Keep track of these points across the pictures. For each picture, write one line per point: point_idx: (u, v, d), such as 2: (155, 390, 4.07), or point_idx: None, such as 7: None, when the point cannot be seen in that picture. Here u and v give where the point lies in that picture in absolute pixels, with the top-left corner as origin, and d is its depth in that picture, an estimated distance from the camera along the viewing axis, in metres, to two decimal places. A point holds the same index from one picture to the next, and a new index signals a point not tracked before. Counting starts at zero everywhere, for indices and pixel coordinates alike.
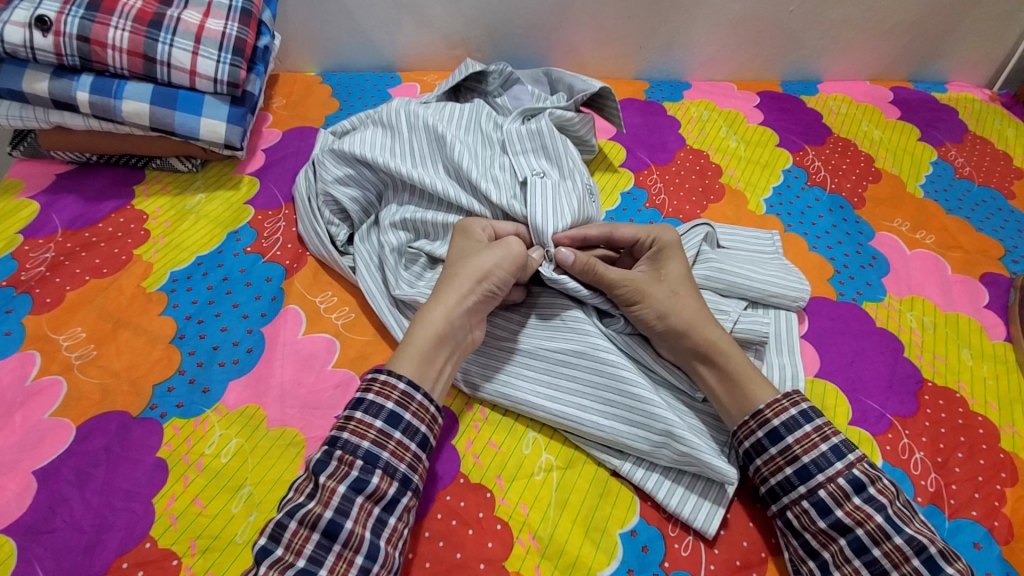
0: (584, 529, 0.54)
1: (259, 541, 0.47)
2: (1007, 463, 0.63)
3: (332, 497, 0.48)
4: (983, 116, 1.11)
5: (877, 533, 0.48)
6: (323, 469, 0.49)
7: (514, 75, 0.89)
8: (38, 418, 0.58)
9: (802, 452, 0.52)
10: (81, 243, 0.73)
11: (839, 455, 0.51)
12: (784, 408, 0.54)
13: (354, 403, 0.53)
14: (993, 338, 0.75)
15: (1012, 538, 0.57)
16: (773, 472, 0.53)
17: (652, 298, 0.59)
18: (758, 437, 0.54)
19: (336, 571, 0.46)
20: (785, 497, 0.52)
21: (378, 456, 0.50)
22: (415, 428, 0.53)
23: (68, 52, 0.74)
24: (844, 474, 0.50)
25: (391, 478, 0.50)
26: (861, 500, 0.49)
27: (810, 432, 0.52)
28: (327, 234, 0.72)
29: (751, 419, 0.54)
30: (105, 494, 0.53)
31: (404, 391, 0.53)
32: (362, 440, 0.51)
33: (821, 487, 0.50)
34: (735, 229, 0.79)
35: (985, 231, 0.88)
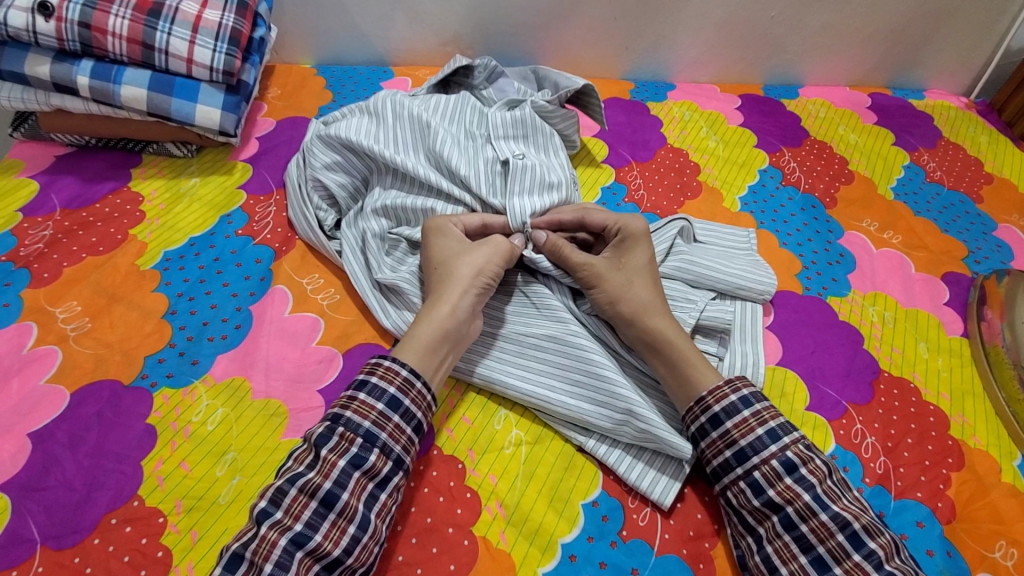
0: (549, 499, 0.57)
1: (259, 503, 0.50)
2: (954, 449, 0.66)
3: (333, 469, 0.51)
4: (958, 123, 1.15)
5: (805, 510, 0.51)
6: (325, 443, 0.53)
7: (498, 69, 0.92)
8: (33, 384, 0.61)
9: (739, 436, 0.55)
10: (79, 222, 0.76)
11: (774, 439, 0.54)
12: (725, 395, 0.57)
13: (357, 386, 0.56)
14: (950, 333, 0.78)
15: (953, 518, 0.61)
16: (714, 454, 0.57)
17: (608, 284, 0.64)
18: (700, 422, 0.58)
19: (329, 537, 0.49)
20: (725, 477, 0.56)
21: (377, 437, 0.54)
22: (412, 414, 0.56)
23: (69, 37, 0.77)
24: (778, 456, 0.54)
25: (387, 458, 0.54)
26: (791, 480, 0.53)
27: (748, 417, 0.56)
28: (315, 219, 0.75)
29: (695, 406, 0.58)
30: (96, 456, 0.57)
31: (405, 377, 0.57)
32: (363, 420, 0.54)
33: (756, 468, 0.54)
34: (713, 225, 0.82)
35: (950, 233, 0.92)
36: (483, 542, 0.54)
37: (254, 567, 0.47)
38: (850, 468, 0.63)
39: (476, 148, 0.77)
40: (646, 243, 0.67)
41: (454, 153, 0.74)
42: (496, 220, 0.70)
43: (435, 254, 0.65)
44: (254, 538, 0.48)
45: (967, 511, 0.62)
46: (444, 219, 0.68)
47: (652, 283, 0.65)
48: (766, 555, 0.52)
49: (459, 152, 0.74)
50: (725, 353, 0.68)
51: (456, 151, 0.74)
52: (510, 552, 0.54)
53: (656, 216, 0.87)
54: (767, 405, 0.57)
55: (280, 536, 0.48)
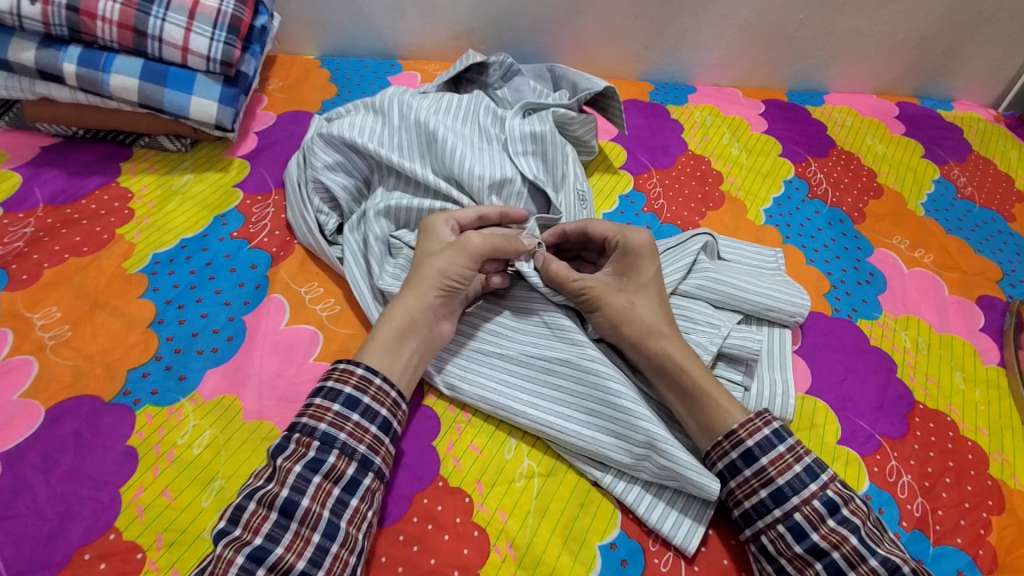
0: (563, 539, 0.53)
1: (219, 523, 0.46)
2: (995, 490, 0.62)
3: (289, 475, 0.47)
4: (988, 136, 1.10)
5: (854, 555, 0.47)
6: (281, 452, 0.49)
7: (514, 66, 0.86)
8: (6, 398, 0.56)
9: (776, 474, 0.51)
10: (62, 219, 0.71)
11: (813, 476, 0.50)
12: (758, 428, 0.53)
13: (314, 390, 0.52)
14: (986, 362, 0.74)
15: (996, 567, 0.57)
16: (747, 494, 0.52)
17: (608, 307, 0.60)
18: (731, 458, 0.53)
19: (293, 549, 0.45)
20: (759, 520, 0.51)
21: (337, 437, 0.50)
22: (375, 411, 0.52)
23: (56, 22, 0.72)
24: (818, 496, 0.50)
25: (349, 459, 0.49)
26: (835, 523, 0.49)
27: (784, 453, 0.51)
28: (316, 222, 0.70)
29: (725, 440, 0.53)
30: (71, 481, 0.52)
31: (362, 374, 0.53)
32: (319, 422, 0.50)
33: (797, 509, 0.50)
34: (738, 243, 0.77)
35: (984, 253, 0.87)
36: None
37: None
38: (885, 509, 0.59)
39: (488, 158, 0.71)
40: (650, 260, 0.61)
41: (466, 163, 0.69)
42: (492, 211, 0.65)
43: (415, 253, 0.62)
44: (211, 559, 0.44)
45: (1011, 559, 0.57)
46: (436, 219, 0.63)
47: (657, 303, 0.60)
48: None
49: (471, 160, 0.69)
50: (751, 382, 0.64)
51: (467, 159, 0.69)
52: None
53: (676, 228, 0.82)
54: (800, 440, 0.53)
55: (237, 554, 0.44)
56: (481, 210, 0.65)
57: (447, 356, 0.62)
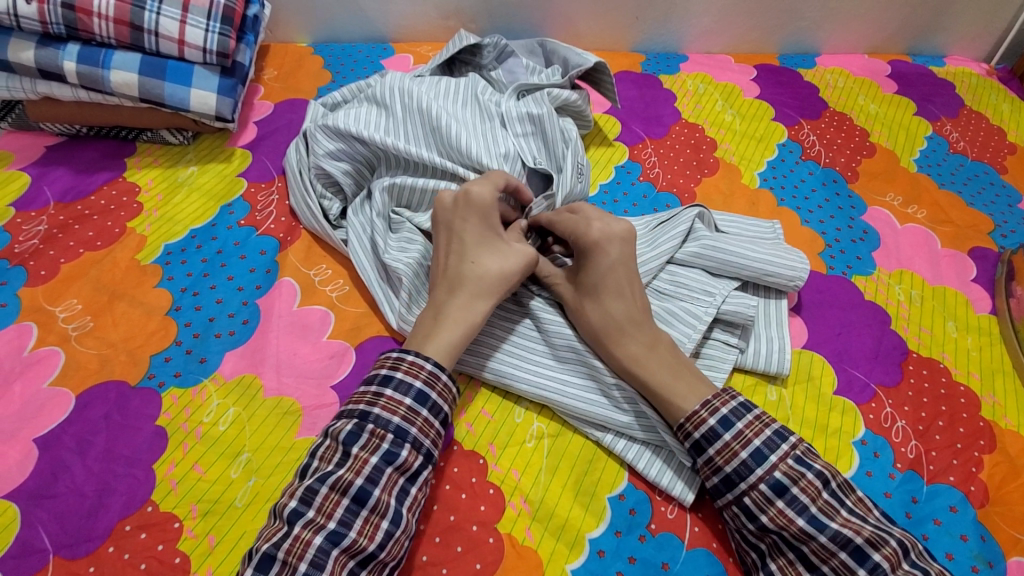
0: (574, 493, 0.56)
1: (289, 502, 0.47)
2: (986, 431, 0.65)
3: (364, 466, 0.49)
4: (980, 91, 1.11)
5: (801, 535, 0.48)
6: (355, 440, 0.50)
7: (508, 47, 0.88)
8: (37, 387, 0.59)
9: (723, 462, 0.51)
10: (74, 216, 0.73)
11: (761, 461, 0.50)
12: (704, 420, 0.52)
13: (383, 380, 0.53)
14: (978, 311, 0.76)
15: (987, 502, 0.59)
16: (704, 479, 0.53)
17: (566, 302, 0.62)
18: (687, 446, 0.54)
19: (364, 533, 0.47)
20: (718, 501, 0.52)
21: (408, 432, 0.51)
22: (439, 408, 0.54)
23: (53, 20, 0.73)
24: (766, 479, 0.49)
25: (418, 453, 0.51)
26: (783, 504, 0.48)
27: (730, 440, 0.51)
28: (319, 207, 0.72)
29: (687, 422, 0.53)
30: (106, 461, 0.55)
31: (430, 371, 0.54)
32: (393, 416, 0.51)
33: (745, 494, 0.50)
34: (734, 216, 0.78)
35: (975, 206, 0.89)
36: (509, 540, 0.53)
37: (287, 568, 0.44)
38: (880, 453, 0.62)
39: (489, 134, 0.72)
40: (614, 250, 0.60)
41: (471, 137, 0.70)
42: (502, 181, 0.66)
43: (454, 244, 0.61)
44: (287, 537, 0.46)
45: (1001, 494, 0.60)
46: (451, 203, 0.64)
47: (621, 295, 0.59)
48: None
49: (474, 140, 0.71)
50: (749, 342, 0.66)
51: (470, 140, 0.71)
52: (537, 548, 0.53)
53: (673, 196, 0.84)
54: (754, 419, 0.52)
55: (314, 535, 0.46)
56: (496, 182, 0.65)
57: None
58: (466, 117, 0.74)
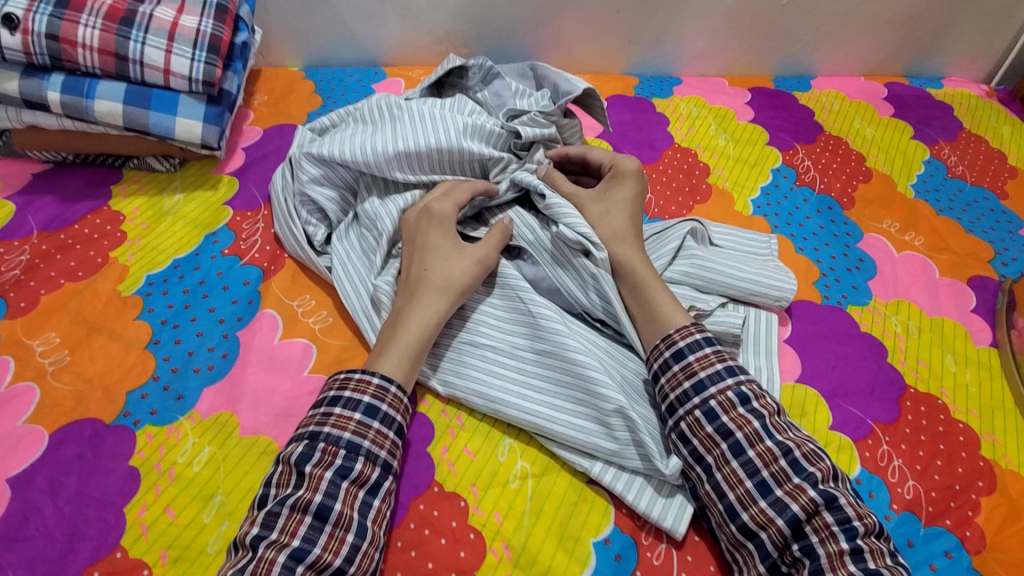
0: (558, 538, 0.54)
1: (250, 530, 0.47)
2: (986, 471, 0.63)
3: (321, 481, 0.49)
4: (978, 113, 1.10)
5: (753, 437, 0.52)
6: (307, 459, 0.50)
7: (493, 69, 0.85)
8: (11, 424, 0.58)
9: (699, 367, 0.56)
10: (57, 245, 0.72)
11: (732, 373, 0.55)
12: (691, 333, 0.58)
13: (330, 400, 0.54)
14: (978, 343, 0.74)
15: (984, 548, 0.58)
16: (673, 388, 0.56)
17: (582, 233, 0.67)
18: (665, 358, 0.58)
19: (329, 548, 0.47)
20: (681, 409, 0.55)
21: (360, 445, 0.51)
22: (391, 418, 0.54)
23: (38, 51, 0.71)
24: (732, 389, 0.54)
25: (375, 464, 0.52)
26: (743, 410, 0.53)
27: (710, 353, 0.56)
28: (304, 235, 0.71)
29: (661, 342, 0.59)
30: (77, 503, 0.53)
31: (378, 385, 0.55)
32: (343, 431, 0.52)
33: (712, 397, 0.54)
34: (730, 229, 0.77)
35: (974, 233, 0.87)
36: None
37: None
38: (876, 494, 0.60)
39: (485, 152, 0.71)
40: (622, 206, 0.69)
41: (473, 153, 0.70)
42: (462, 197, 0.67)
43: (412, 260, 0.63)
44: (251, 561, 0.45)
45: (1000, 539, 0.58)
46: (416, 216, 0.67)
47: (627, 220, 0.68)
48: (716, 484, 0.52)
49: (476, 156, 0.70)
50: None
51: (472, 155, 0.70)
52: None
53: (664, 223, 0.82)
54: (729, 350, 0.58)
55: (278, 553, 0.45)
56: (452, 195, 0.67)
57: (439, 354, 0.63)
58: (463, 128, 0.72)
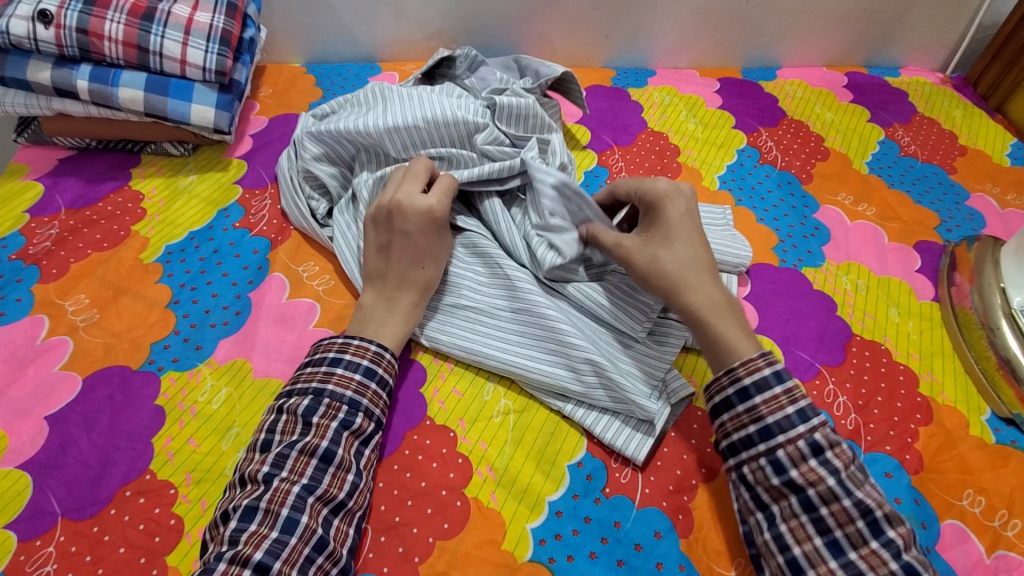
0: (536, 461, 0.61)
1: (262, 468, 0.53)
2: (923, 406, 0.70)
3: (327, 430, 0.55)
4: (933, 98, 1.18)
5: (827, 494, 0.50)
6: (313, 412, 0.56)
7: (479, 58, 0.95)
8: (48, 371, 0.65)
9: (767, 412, 0.53)
10: (83, 220, 0.79)
11: (804, 420, 0.52)
12: (758, 368, 0.55)
13: (332, 362, 0.59)
14: (921, 298, 0.81)
15: (921, 469, 0.64)
16: (737, 428, 0.55)
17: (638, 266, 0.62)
18: (728, 394, 0.56)
19: (334, 484, 0.54)
20: (744, 453, 0.54)
21: (361, 402, 0.58)
22: (386, 381, 0.61)
23: (68, 44, 0.79)
24: (805, 437, 0.52)
25: (371, 420, 0.58)
26: (815, 463, 0.51)
27: (779, 394, 0.54)
28: (308, 208, 0.78)
29: (724, 376, 0.56)
30: (109, 435, 0.60)
31: (375, 351, 0.61)
32: (346, 389, 0.58)
33: (781, 447, 0.52)
34: None
35: (923, 203, 0.95)
36: (475, 503, 0.58)
37: (271, 515, 0.50)
38: None
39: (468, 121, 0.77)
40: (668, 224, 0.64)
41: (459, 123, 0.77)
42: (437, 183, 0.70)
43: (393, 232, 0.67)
44: (267, 491, 0.52)
45: (934, 462, 0.65)
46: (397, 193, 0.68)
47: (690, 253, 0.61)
48: (777, 534, 0.51)
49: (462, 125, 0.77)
50: None
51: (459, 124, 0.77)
52: (501, 510, 0.58)
53: None
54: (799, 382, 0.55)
55: (292, 486, 0.52)
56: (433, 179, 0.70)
57: (428, 315, 0.70)
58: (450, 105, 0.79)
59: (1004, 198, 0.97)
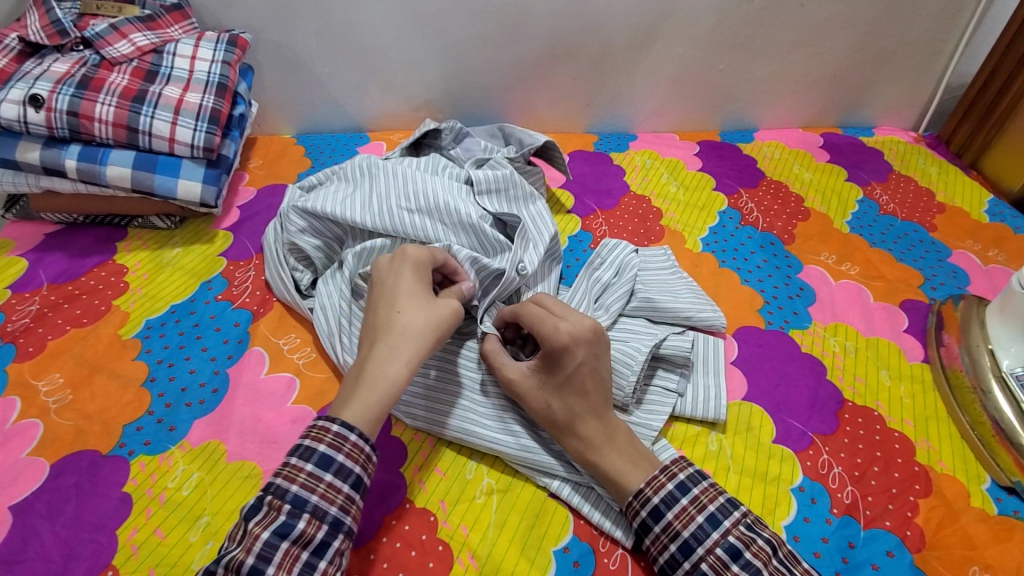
0: (521, 547, 0.58)
1: None
2: (922, 475, 0.67)
3: (255, 543, 0.47)
4: (907, 156, 1.21)
5: None
6: (254, 515, 0.49)
7: (464, 130, 0.98)
8: (15, 457, 0.63)
9: (681, 527, 0.54)
10: (65, 296, 0.79)
11: (715, 524, 0.53)
12: (661, 484, 0.56)
13: (289, 449, 0.53)
14: (911, 359, 0.81)
15: (924, 546, 0.61)
16: (660, 550, 0.54)
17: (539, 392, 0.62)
18: (642, 517, 0.56)
19: None
20: (674, 574, 0.53)
21: (307, 500, 0.50)
22: (347, 470, 0.52)
23: (59, 125, 0.81)
24: (721, 543, 0.52)
25: (321, 523, 0.50)
26: (738, 567, 0.51)
27: (687, 505, 0.54)
28: (291, 280, 0.78)
29: (635, 499, 0.56)
30: (73, 527, 0.57)
31: (337, 432, 0.53)
32: (292, 484, 0.50)
33: (702, 559, 0.52)
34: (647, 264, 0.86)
35: (905, 261, 0.96)
36: None
37: None
38: (818, 498, 0.65)
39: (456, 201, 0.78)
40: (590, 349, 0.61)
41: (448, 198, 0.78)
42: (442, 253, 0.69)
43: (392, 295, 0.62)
44: None
45: (937, 538, 0.62)
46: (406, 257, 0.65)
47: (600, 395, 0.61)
48: None
49: (451, 199, 0.78)
50: (687, 386, 0.72)
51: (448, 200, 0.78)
52: None
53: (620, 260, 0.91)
54: (708, 486, 0.56)
55: None
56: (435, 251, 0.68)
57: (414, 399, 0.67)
58: (436, 179, 0.81)
59: (986, 255, 0.98)
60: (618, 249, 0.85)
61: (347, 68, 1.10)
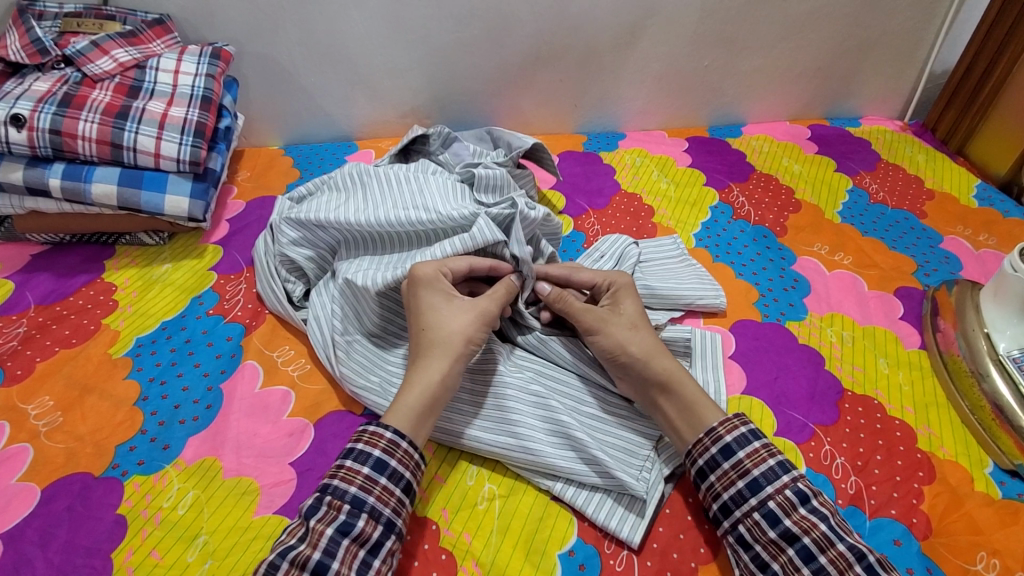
0: (525, 552, 0.58)
1: None
2: (925, 462, 0.67)
3: (320, 538, 0.50)
4: (894, 145, 1.22)
5: (823, 540, 0.51)
6: (314, 513, 0.52)
7: (452, 135, 0.97)
8: (5, 483, 0.61)
9: (751, 465, 0.55)
10: (53, 316, 0.78)
11: (785, 469, 0.55)
12: (736, 426, 0.58)
13: (344, 453, 0.56)
14: (909, 346, 0.80)
15: (931, 533, 0.61)
16: (726, 486, 0.56)
17: (613, 332, 0.64)
18: (711, 453, 0.57)
19: None
20: (737, 511, 0.55)
21: (365, 501, 0.53)
22: (399, 474, 0.55)
23: (41, 144, 0.80)
24: (790, 486, 0.54)
25: (376, 523, 0.52)
26: (806, 511, 0.53)
27: (758, 448, 0.56)
28: (283, 291, 0.78)
29: (705, 436, 0.58)
30: (66, 552, 0.56)
31: (389, 440, 0.56)
32: (350, 485, 0.53)
33: (770, 498, 0.54)
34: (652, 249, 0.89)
35: (898, 249, 0.96)
36: None
37: None
38: (822, 490, 0.64)
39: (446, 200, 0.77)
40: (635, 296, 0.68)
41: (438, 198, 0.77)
42: (484, 262, 0.69)
43: (427, 312, 0.64)
44: None
45: (943, 525, 0.62)
46: (433, 268, 0.66)
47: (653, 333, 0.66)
48: None
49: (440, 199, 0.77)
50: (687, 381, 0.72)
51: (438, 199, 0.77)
52: None
53: None
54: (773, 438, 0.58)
55: None
56: (474, 261, 0.69)
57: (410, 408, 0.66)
58: (427, 180, 0.80)
59: (977, 239, 0.98)
60: (618, 242, 0.86)
61: (331, 76, 1.10)
